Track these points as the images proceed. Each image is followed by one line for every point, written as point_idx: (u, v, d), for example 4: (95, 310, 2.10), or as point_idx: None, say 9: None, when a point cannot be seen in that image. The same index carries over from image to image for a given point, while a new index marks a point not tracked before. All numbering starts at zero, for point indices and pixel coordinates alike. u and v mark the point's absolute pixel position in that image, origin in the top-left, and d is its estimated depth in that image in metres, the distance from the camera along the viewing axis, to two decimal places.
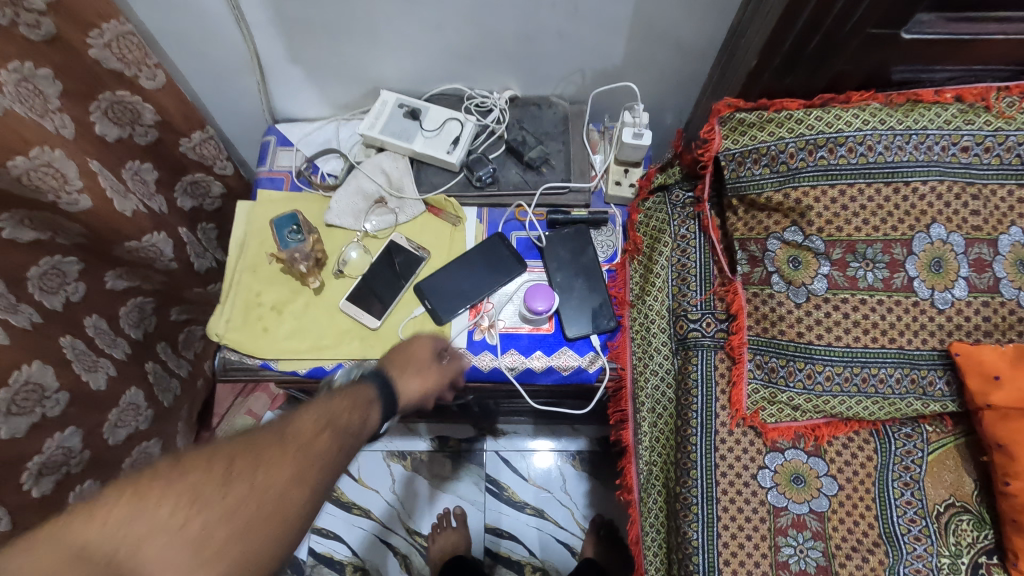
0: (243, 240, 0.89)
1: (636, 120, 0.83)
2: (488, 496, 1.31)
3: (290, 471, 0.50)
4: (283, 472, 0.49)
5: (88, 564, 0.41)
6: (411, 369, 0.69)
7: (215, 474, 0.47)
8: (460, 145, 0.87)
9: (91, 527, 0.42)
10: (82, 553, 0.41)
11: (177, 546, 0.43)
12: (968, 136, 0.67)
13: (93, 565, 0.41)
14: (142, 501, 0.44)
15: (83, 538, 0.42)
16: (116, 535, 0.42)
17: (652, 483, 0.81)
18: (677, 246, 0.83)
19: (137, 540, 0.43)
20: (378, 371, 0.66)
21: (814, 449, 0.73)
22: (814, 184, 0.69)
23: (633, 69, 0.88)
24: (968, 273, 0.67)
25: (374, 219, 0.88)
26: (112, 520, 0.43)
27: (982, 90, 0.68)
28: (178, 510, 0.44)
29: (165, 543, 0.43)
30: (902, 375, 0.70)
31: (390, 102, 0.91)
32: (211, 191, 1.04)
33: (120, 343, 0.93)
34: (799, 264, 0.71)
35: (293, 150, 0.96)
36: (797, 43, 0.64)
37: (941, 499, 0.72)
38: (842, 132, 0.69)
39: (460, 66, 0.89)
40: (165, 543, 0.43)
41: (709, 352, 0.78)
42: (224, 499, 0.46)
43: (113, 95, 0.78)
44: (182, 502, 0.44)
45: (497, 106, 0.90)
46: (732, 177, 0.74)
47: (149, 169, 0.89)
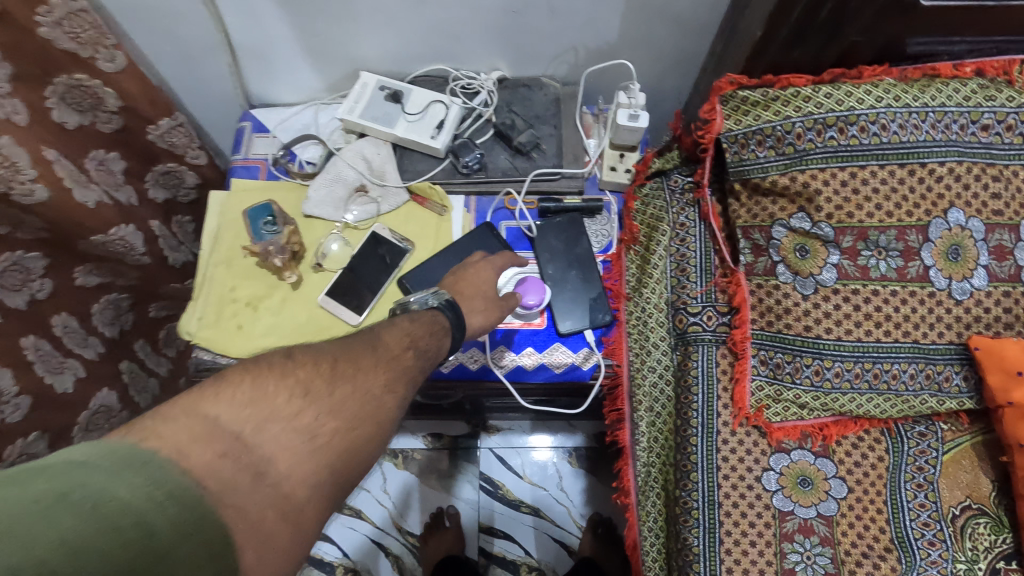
0: (216, 233, 0.83)
1: (632, 101, 0.78)
2: (482, 495, 1.27)
3: (382, 379, 0.50)
4: (375, 379, 0.49)
5: (217, 437, 0.39)
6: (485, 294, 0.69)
7: (321, 372, 0.47)
8: (445, 130, 0.82)
9: (217, 404, 0.41)
10: (212, 427, 0.40)
11: (294, 432, 0.42)
12: (989, 114, 0.63)
13: (223, 437, 0.40)
14: (263, 384, 0.43)
15: (215, 411, 0.40)
16: (240, 414, 0.41)
17: (651, 485, 0.77)
18: (676, 235, 0.79)
19: (260, 418, 0.41)
20: (448, 295, 0.66)
21: (822, 450, 0.69)
22: (824, 166, 0.64)
23: (628, 47, 0.83)
24: (988, 261, 0.63)
25: (355, 209, 0.83)
26: (235, 399, 0.42)
27: (1004, 62, 0.64)
28: (294, 399, 0.44)
29: (284, 427, 0.42)
30: (917, 370, 0.65)
31: (371, 84, 0.86)
32: (185, 182, 0.99)
33: (91, 342, 0.87)
34: (806, 253, 0.67)
35: (269, 137, 0.91)
36: (805, 13, 0.59)
37: (957, 501, 0.68)
38: (854, 110, 0.63)
39: (445, 45, 0.84)
40: (285, 427, 0.42)
41: (711, 347, 0.73)
42: (332, 394, 0.46)
43: (71, 79, 0.72)
44: (296, 392, 0.44)
45: (485, 87, 0.85)
46: (735, 160, 0.69)
47: (115, 158, 0.83)
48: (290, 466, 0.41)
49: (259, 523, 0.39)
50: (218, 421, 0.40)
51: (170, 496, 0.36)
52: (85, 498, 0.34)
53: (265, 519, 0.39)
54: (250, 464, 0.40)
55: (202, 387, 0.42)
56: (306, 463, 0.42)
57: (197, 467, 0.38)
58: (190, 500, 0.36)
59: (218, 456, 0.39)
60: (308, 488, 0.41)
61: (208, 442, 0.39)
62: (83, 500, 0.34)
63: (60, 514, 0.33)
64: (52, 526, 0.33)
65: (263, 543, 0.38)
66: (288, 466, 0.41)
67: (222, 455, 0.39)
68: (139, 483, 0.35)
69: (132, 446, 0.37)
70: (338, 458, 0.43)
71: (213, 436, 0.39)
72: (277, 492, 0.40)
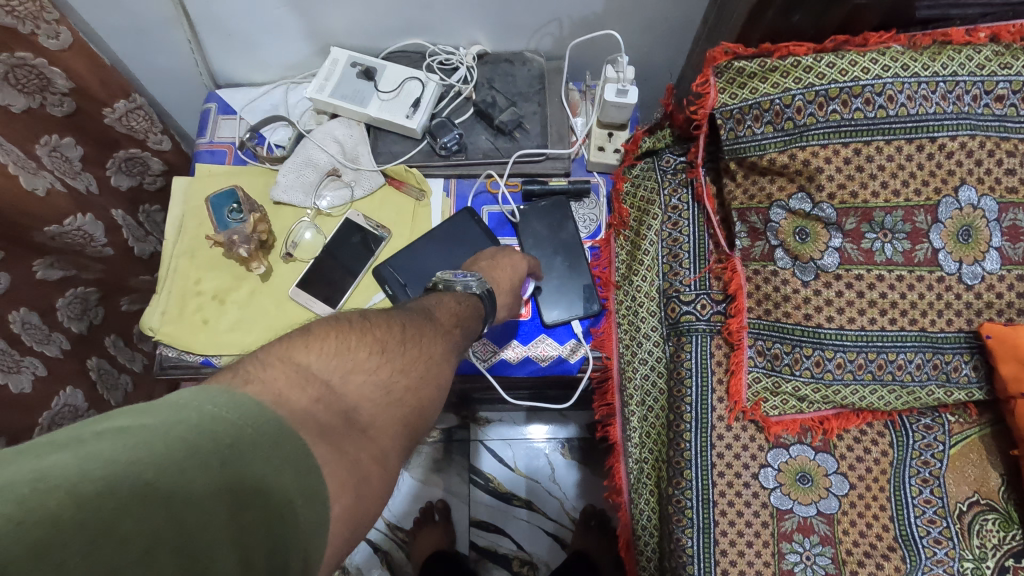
0: (181, 222, 0.78)
1: (620, 76, 0.73)
2: (472, 488, 1.24)
3: (442, 347, 0.52)
4: (438, 346, 0.51)
5: (313, 384, 0.40)
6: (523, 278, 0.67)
7: (393, 335, 0.48)
8: (421, 108, 0.77)
9: (308, 353, 0.42)
10: (306, 373, 0.41)
11: (373, 385, 0.44)
12: (1004, 83, 0.58)
13: (316, 384, 0.40)
14: (346, 340, 0.45)
15: (308, 361, 0.41)
16: (330, 366, 0.42)
17: (643, 482, 0.73)
18: (669, 219, 0.74)
19: (347, 371, 0.43)
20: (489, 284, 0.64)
21: (822, 445, 0.65)
22: (826, 142, 0.60)
23: (616, 17, 0.77)
24: (1001, 242, 0.59)
25: (328, 195, 0.78)
26: (324, 351, 0.43)
27: (1021, 27, 0.58)
28: (373, 355, 0.45)
29: (365, 380, 0.43)
30: (924, 360, 0.61)
31: (342, 60, 0.80)
32: (150, 169, 0.93)
33: (54, 338, 0.82)
34: (806, 236, 0.62)
35: (235, 119, 0.85)
36: None
37: (964, 497, 0.64)
38: (858, 81, 0.59)
39: (421, 18, 0.78)
40: (367, 381, 0.43)
41: (705, 337, 0.69)
42: (404, 353, 0.47)
43: (13, 57, 0.66)
44: (375, 350, 0.45)
45: (463, 63, 0.79)
46: (730, 137, 0.64)
47: (70, 144, 0.78)
48: (372, 416, 0.42)
49: (357, 466, 0.39)
50: (312, 371, 0.41)
51: (289, 448, 0.35)
52: (216, 447, 0.33)
53: (361, 461, 0.40)
54: (342, 411, 0.41)
55: (292, 338, 0.43)
56: (384, 415, 0.43)
57: (303, 416, 0.38)
58: (304, 452, 0.36)
59: (315, 402, 0.39)
60: (388, 437, 0.43)
61: (307, 389, 0.40)
62: (215, 449, 0.32)
63: (195, 464, 0.31)
64: (187, 475, 0.31)
65: (357, 489, 0.38)
66: (370, 415, 0.42)
67: (317, 400, 0.39)
68: (261, 435, 0.35)
69: (249, 398, 0.36)
70: (410, 412, 0.45)
71: (310, 384, 0.40)
72: (364, 437, 0.41)
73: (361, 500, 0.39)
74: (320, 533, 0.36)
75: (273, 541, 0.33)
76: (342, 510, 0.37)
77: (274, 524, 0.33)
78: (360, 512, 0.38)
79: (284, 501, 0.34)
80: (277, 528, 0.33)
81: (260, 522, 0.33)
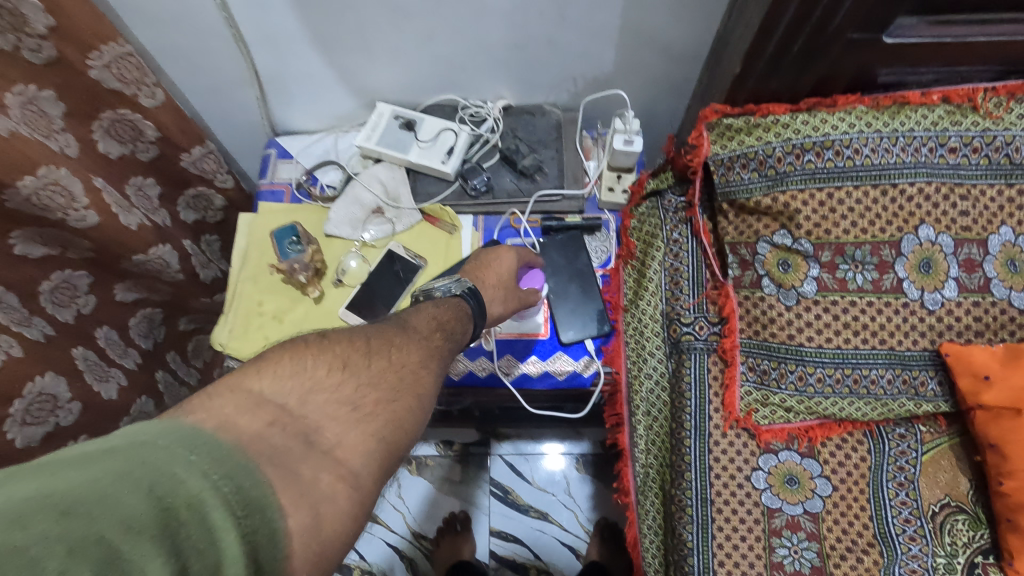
0: (245, 252, 0.90)
1: (626, 128, 0.84)
2: (492, 500, 1.32)
3: (419, 355, 0.54)
4: (412, 355, 0.53)
5: (265, 408, 0.41)
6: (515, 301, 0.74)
7: (357, 349, 0.50)
8: (454, 155, 0.89)
9: (259, 380, 0.43)
10: (257, 399, 0.41)
11: (337, 403, 0.44)
12: (955, 138, 0.68)
13: (271, 408, 0.41)
14: (302, 360, 0.46)
15: (261, 387, 0.42)
16: (285, 389, 0.43)
17: (649, 485, 0.82)
18: (670, 250, 0.84)
19: (304, 392, 0.43)
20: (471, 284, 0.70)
21: (807, 451, 0.74)
22: (803, 188, 0.70)
23: (623, 76, 0.89)
24: (958, 273, 0.68)
25: (372, 229, 0.90)
26: (276, 376, 0.44)
27: (970, 90, 0.67)
28: (333, 372, 0.46)
29: (328, 398, 0.44)
30: (894, 376, 0.70)
31: (386, 114, 0.93)
32: (213, 204, 1.06)
33: (130, 353, 0.93)
34: (788, 267, 0.72)
35: (293, 163, 0.99)
36: (779, 50, 0.65)
37: (937, 499, 0.72)
38: (829, 136, 0.69)
39: (454, 77, 0.91)
40: (329, 399, 0.44)
41: (703, 355, 0.78)
42: (370, 366, 0.48)
43: (115, 113, 0.80)
44: (335, 365, 0.47)
45: (491, 115, 0.92)
46: (722, 182, 0.75)
47: (151, 184, 0.91)
48: (338, 434, 0.42)
49: (313, 487, 0.38)
50: (265, 396, 0.42)
51: (228, 464, 0.35)
52: (143, 471, 0.33)
53: (321, 481, 0.39)
54: (298, 432, 0.41)
55: (246, 366, 0.44)
56: (354, 430, 0.43)
57: (251, 438, 0.38)
58: (245, 469, 0.35)
59: (268, 425, 0.40)
60: (359, 454, 0.42)
61: (258, 414, 0.40)
62: (142, 473, 0.33)
63: (119, 487, 0.32)
64: (112, 499, 0.31)
65: (313, 506, 0.37)
66: (336, 433, 0.42)
67: (270, 424, 0.40)
68: (196, 454, 0.35)
69: (192, 425, 0.37)
70: (385, 424, 0.45)
71: (261, 409, 0.41)
72: (328, 457, 0.40)
73: (322, 517, 0.37)
74: (267, 546, 0.34)
75: (212, 553, 0.32)
76: (297, 524, 0.36)
77: (206, 538, 0.32)
78: (323, 532, 0.37)
79: (219, 515, 0.33)
80: (213, 539, 0.32)
81: (192, 535, 0.32)
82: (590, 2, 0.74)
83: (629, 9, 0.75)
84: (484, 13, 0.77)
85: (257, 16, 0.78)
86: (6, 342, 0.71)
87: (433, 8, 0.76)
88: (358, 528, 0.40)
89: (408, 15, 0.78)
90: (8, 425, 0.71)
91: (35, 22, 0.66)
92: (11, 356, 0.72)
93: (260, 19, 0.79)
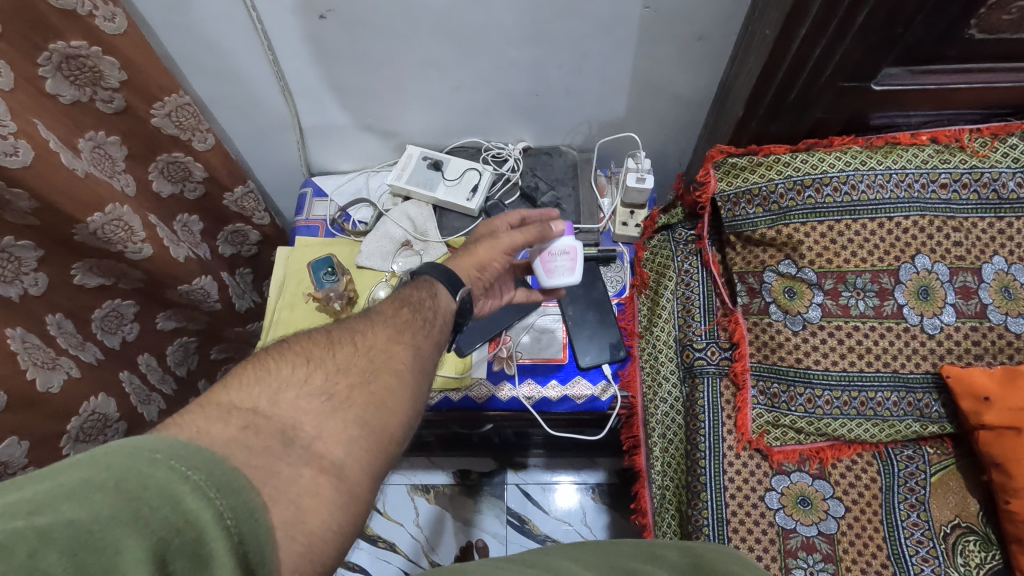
0: (282, 282, 0.97)
1: (639, 167, 0.91)
2: (510, 529, 1.29)
3: (385, 334, 0.57)
4: (381, 334, 0.57)
5: (238, 414, 0.43)
6: (501, 253, 0.74)
7: (319, 343, 0.54)
8: (478, 193, 0.96)
9: (229, 393, 0.46)
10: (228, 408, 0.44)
11: (309, 395, 0.47)
12: (945, 174, 0.73)
13: (242, 414, 0.44)
14: (264, 367, 0.49)
15: (229, 398, 0.45)
16: (253, 395, 0.46)
17: (665, 506, 0.84)
18: (682, 280, 0.89)
19: (273, 394, 0.47)
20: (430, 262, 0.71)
21: (819, 472, 0.77)
22: (804, 221, 0.75)
23: (635, 121, 0.96)
24: (955, 300, 0.72)
25: (401, 260, 0.95)
26: (244, 385, 0.47)
27: (955, 132, 0.74)
28: (297, 368, 0.50)
29: (298, 393, 0.47)
30: (899, 398, 0.74)
31: (415, 155, 1.01)
32: (249, 239, 1.12)
33: (168, 379, 0.96)
34: (794, 294, 0.77)
35: (327, 201, 1.07)
36: (778, 95, 0.71)
37: (947, 520, 0.74)
38: (826, 173, 0.75)
39: (479, 122, 0.99)
40: (299, 394, 0.47)
41: (715, 379, 0.83)
42: (335, 356, 0.52)
43: (169, 156, 0.87)
44: (298, 362, 0.50)
45: (512, 156, 0.99)
46: (729, 216, 0.80)
47: (196, 221, 0.97)
48: (316, 427, 0.45)
49: (293, 482, 0.41)
50: (234, 404, 0.44)
51: (195, 457, 0.37)
52: (109, 474, 0.34)
53: (302, 476, 0.42)
54: (275, 431, 0.44)
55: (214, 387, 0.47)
56: (331, 420, 0.46)
57: (225, 443, 0.40)
58: (213, 459, 0.37)
59: (242, 429, 0.42)
60: (341, 444, 0.45)
61: (231, 421, 0.43)
62: (108, 475, 0.34)
63: (87, 487, 0.33)
64: (79, 497, 0.33)
65: (294, 500, 0.40)
66: (314, 426, 0.45)
67: (244, 428, 0.42)
68: (162, 452, 0.36)
69: (161, 434, 0.38)
70: (364, 409, 0.48)
71: (233, 416, 0.43)
72: (309, 451, 0.43)
73: (304, 509, 0.40)
74: (250, 524, 0.36)
75: (189, 528, 0.34)
76: (278, 517, 0.39)
77: (180, 516, 0.34)
78: (308, 523, 0.40)
79: (194, 498, 0.35)
80: (189, 517, 0.34)
81: (165, 515, 0.34)
82: (605, 54, 0.81)
83: (639, 59, 0.82)
84: (508, 65, 0.85)
85: (306, 70, 0.87)
86: (67, 364, 0.75)
87: (462, 60, 0.84)
88: (350, 517, 0.43)
89: (440, 67, 0.86)
90: (64, 441, 0.75)
91: (110, 77, 0.73)
92: (71, 376, 0.75)
93: (307, 71, 0.87)
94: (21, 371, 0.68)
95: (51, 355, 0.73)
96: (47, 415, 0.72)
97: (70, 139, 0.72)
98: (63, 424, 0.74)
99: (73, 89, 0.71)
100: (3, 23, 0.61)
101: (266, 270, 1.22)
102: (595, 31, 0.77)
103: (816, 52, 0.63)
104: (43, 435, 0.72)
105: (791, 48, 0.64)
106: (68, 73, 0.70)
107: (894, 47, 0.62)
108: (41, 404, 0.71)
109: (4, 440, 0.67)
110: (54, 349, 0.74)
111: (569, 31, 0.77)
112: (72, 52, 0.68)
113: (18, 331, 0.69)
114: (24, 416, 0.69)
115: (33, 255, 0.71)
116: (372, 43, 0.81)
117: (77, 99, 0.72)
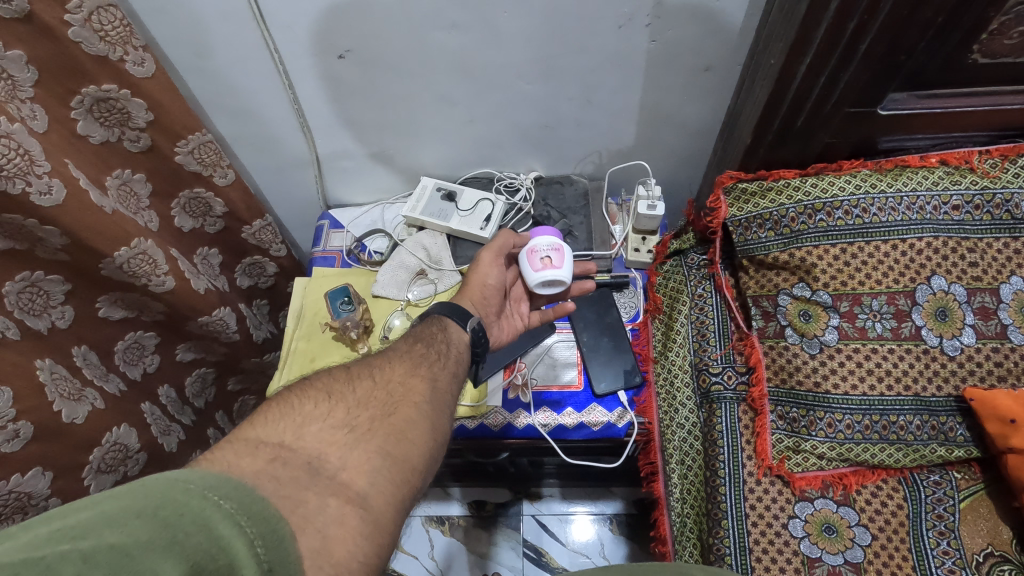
0: (300, 311, 0.98)
1: (649, 193, 0.91)
2: (526, 562, 1.26)
3: (402, 368, 0.58)
4: (398, 368, 0.58)
5: (265, 448, 0.44)
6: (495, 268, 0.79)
7: (339, 379, 0.55)
8: (491, 222, 0.98)
9: (255, 429, 0.47)
10: (256, 442, 0.45)
11: (332, 428, 0.48)
12: (957, 196, 0.73)
13: (269, 448, 0.45)
14: (289, 403, 0.50)
15: (256, 434, 0.46)
16: (278, 429, 0.47)
17: (686, 534, 0.83)
18: (696, 305, 0.90)
19: (297, 428, 0.47)
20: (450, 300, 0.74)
21: (843, 498, 0.75)
22: (817, 244, 0.76)
23: (643, 150, 0.98)
24: (974, 321, 0.71)
25: (416, 289, 0.97)
26: (269, 421, 0.48)
27: (963, 154, 0.75)
28: (320, 404, 0.50)
29: (322, 427, 0.48)
30: (922, 422, 0.72)
31: (429, 186, 1.03)
32: (265, 272, 1.14)
33: (185, 411, 0.97)
34: (809, 317, 0.77)
35: (344, 232, 1.10)
36: (785, 122, 0.72)
37: (979, 548, 0.71)
38: (837, 197, 0.76)
39: (492, 154, 1.02)
40: (322, 427, 0.48)
41: (732, 404, 0.82)
42: (355, 392, 0.53)
43: (192, 192, 0.90)
44: (321, 398, 0.51)
45: (524, 185, 1.02)
46: (741, 240, 0.82)
47: (215, 254, 0.99)
48: (341, 458, 0.46)
49: (321, 510, 0.41)
50: (261, 440, 0.45)
51: (226, 486, 0.38)
52: (148, 501, 0.35)
53: (328, 506, 0.42)
54: (302, 463, 0.44)
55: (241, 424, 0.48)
56: (353, 451, 0.47)
57: (254, 474, 0.41)
58: (246, 489, 0.39)
59: (269, 462, 0.43)
60: (365, 474, 0.45)
61: (259, 455, 0.44)
62: (146, 503, 0.35)
63: (126, 514, 0.34)
64: (120, 523, 0.34)
65: (321, 530, 0.40)
66: (339, 457, 0.46)
67: (272, 460, 0.43)
68: (196, 483, 0.37)
69: (196, 468, 0.39)
70: (385, 440, 0.49)
71: (261, 450, 0.44)
72: (335, 482, 0.44)
73: (331, 539, 0.40)
74: (279, 553, 0.37)
75: (221, 555, 0.35)
76: (307, 546, 0.39)
77: (214, 543, 0.35)
78: (335, 553, 0.40)
79: (227, 526, 0.36)
80: (223, 544, 0.35)
81: (200, 541, 0.35)
82: (615, 86, 0.84)
83: (648, 91, 0.84)
84: (521, 98, 0.87)
85: (324, 108, 0.90)
86: (91, 396, 0.76)
87: (476, 95, 0.87)
88: (376, 547, 0.42)
89: (455, 102, 0.89)
90: (86, 472, 0.74)
91: (137, 117, 0.76)
92: (95, 407, 0.76)
93: (326, 109, 0.90)
94: (47, 403, 0.69)
95: (76, 387, 0.74)
96: (70, 446, 0.72)
97: (99, 177, 0.74)
98: (86, 455, 0.74)
99: (103, 130, 0.74)
100: (40, 69, 0.65)
101: (282, 301, 1.24)
102: (604, 64, 0.80)
103: (821, 80, 0.65)
104: (67, 466, 0.72)
105: (796, 77, 0.65)
106: (99, 115, 0.73)
107: (897, 73, 0.63)
108: (65, 435, 0.72)
109: (30, 470, 0.68)
110: (78, 380, 0.75)
111: (579, 65, 0.80)
112: (103, 95, 0.72)
113: (46, 363, 0.71)
114: (49, 447, 0.70)
115: (61, 288, 0.74)
116: (390, 81, 0.84)
117: (106, 138, 0.75)
